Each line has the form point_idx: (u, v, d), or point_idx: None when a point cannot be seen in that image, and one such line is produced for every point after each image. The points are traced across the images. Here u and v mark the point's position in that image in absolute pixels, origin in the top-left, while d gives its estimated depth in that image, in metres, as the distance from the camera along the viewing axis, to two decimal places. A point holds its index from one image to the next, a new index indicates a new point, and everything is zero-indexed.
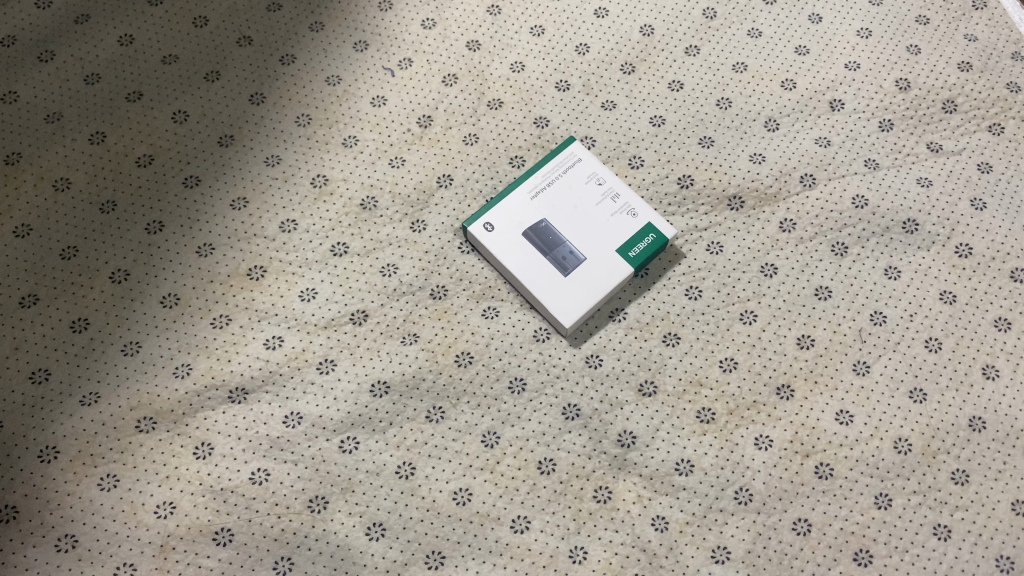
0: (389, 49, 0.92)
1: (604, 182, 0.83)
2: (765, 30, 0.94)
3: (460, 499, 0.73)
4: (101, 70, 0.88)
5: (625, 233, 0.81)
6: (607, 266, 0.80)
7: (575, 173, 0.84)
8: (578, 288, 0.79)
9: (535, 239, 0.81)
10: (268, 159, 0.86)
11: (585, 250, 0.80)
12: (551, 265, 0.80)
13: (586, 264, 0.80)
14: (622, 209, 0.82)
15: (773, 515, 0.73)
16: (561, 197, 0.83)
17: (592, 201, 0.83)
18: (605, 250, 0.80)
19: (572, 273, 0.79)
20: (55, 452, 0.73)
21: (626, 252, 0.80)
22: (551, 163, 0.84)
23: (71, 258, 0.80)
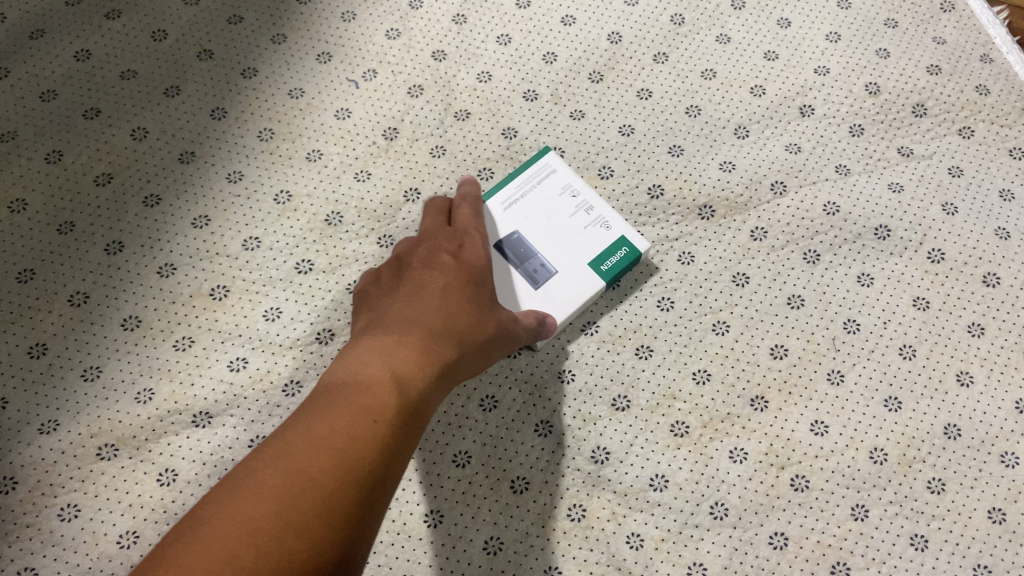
0: (353, 61, 0.91)
1: (578, 194, 0.82)
2: (733, 35, 0.93)
3: (432, 522, 0.72)
4: (57, 88, 0.86)
5: (597, 246, 0.79)
6: (577, 280, 0.78)
7: (547, 184, 0.82)
8: (548, 302, 0.77)
9: (507, 250, 0.79)
10: (230, 175, 0.84)
11: (556, 264, 0.79)
12: (521, 277, 0.78)
13: (556, 278, 0.78)
14: (595, 221, 0.81)
15: (749, 530, 0.72)
16: (533, 209, 0.81)
17: (565, 213, 0.81)
18: (576, 264, 0.79)
19: (543, 286, 0.78)
20: (13, 482, 0.71)
21: (598, 266, 0.79)
22: (523, 174, 0.83)
23: (28, 281, 0.78)
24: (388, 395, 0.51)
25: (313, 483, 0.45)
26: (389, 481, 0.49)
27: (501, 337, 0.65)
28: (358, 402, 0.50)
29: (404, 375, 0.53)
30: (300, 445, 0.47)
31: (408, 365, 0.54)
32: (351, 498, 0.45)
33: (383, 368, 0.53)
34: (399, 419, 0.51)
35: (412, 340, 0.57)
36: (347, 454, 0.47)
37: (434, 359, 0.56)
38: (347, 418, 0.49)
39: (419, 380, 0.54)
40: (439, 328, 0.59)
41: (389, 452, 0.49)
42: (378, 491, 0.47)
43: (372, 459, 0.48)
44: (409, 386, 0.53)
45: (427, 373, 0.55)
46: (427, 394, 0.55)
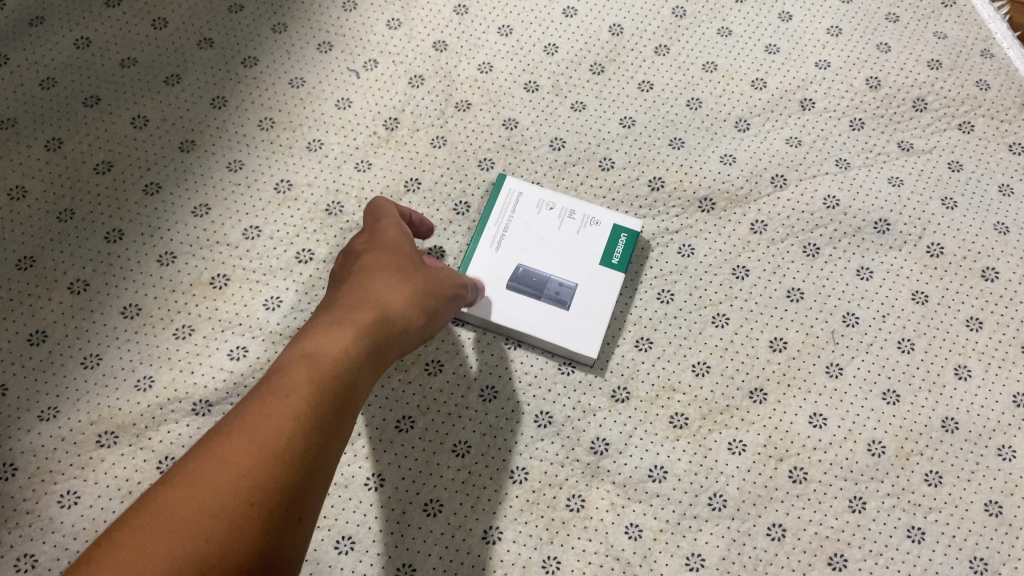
0: (354, 51, 0.90)
1: (556, 205, 0.82)
2: (735, 28, 0.93)
3: (431, 511, 0.72)
4: (57, 75, 0.86)
5: (599, 244, 0.80)
6: (599, 281, 0.79)
7: (523, 208, 0.82)
8: (585, 316, 0.77)
9: (518, 288, 0.79)
10: (231, 164, 0.84)
11: (571, 276, 0.79)
12: (548, 305, 0.78)
13: (580, 289, 0.79)
14: (584, 222, 0.81)
15: (747, 521, 0.72)
16: (522, 237, 0.81)
17: (553, 226, 0.81)
18: (589, 268, 0.79)
19: (572, 305, 0.78)
20: (13, 469, 0.70)
21: (610, 261, 0.80)
22: (494, 210, 0.82)
23: (28, 268, 0.78)
24: (304, 376, 0.53)
25: (226, 472, 0.47)
26: (315, 456, 0.51)
27: (433, 297, 0.67)
28: (272, 390, 0.52)
29: (322, 356, 0.55)
30: (216, 442, 0.49)
31: (327, 345, 0.56)
32: (269, 478, 0.48)
33: (299, 353, 0.56)
34: (317, 397, 0.53)
35: (331, 325, 0.59)
36: (260, 440, 0.49)
37: (357, 336, 0.58)
38: (263, 406, 0.51)
39: (340, 357, 0.56)
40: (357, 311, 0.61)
41: (308, 429, 0.51)
42: (301, 468, 0.50)
43: (288, 438, 0.50)
44: (329, 366, 0.55)
45: (349, 351, 0.57)
46: (352, 367, 0.56)
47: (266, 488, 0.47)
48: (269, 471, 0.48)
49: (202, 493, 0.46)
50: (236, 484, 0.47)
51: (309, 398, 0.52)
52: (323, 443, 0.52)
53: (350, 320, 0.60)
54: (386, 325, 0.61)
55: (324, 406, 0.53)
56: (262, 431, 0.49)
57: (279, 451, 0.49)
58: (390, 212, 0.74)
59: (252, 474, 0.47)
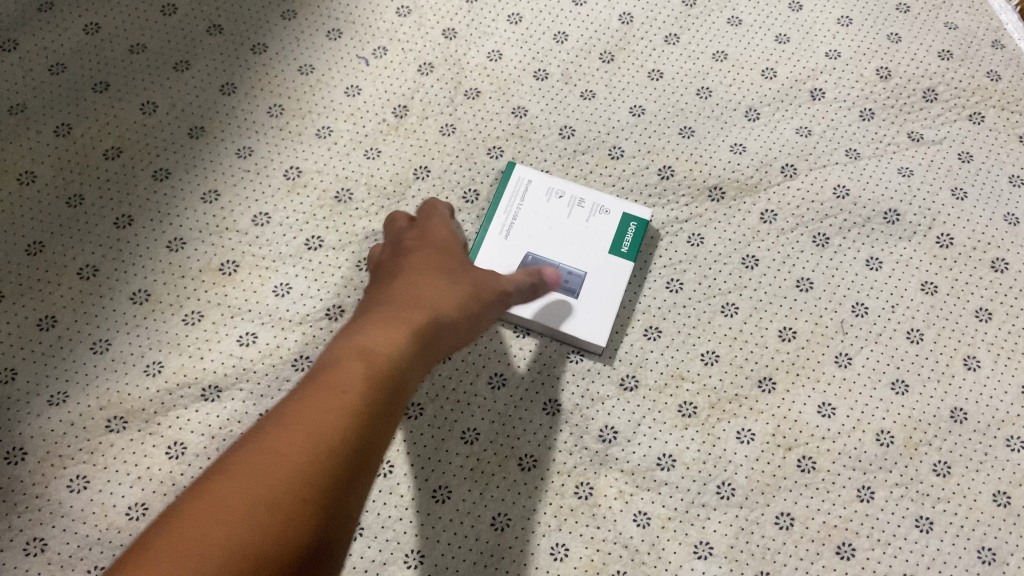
0: (363, 38, 0.90)
1: (565, 194, 0.82)
2: (745, 18, 0.93)
3: (440, 497, 0.72)
4: (66, 60, 0.86)
5: (608, 232, 0.81)
6: (608, 270, 0.79)
7: (532, 197, 0.82)
8: (593, 304, 0.78)
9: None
10: (240, 151, 0.84)
11: (581, 265, 0.79)
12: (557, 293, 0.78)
13: (589, 277, 0.79)
14: (593, 211, 0.82)
15: (755, 510, 0.72)
16: (532, 226, 0.81)
17: (563, 215, 0.81)
18: (598, 257, 0.80)
19: (581, 293, 0.78)
20: (22, 453, 0.71)
21: (619, 249, 0.80)
22: (504, 198, 0.82)
23: (38, 253, 0.78)
24: (357, 373, 0.52)
25: (278, 467, 0.46)
26: (368, 452, 0.50)
27: (483, 296, 0.66)
28: (324, 385, 0.51)
29: (375, 352, 0.54)
30: (268, 435, 0.48)
31: (380, 342, 0.55)
32: (320, 469, 0.47)
33: (352, 349, 0.55)
34: (371, 393, 0.52)
35: (382, 321, 0.58)
36: (313, 436, 0.48)
37: (407, 333, 0.57)
38: (315, 399, 0.50)
39: (393, 355, 0.55)
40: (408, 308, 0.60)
41: (361, 423, 0.50)
42: (355, 464, 0.49)
43: (343, 434, 0.49)
44: (382, 363, 0.54)
45: (401, 347, 0.56)
46: (404, 363, 0.55)
47: (318, 485, 0.46)
48: (322, 468, 0.47)
49: (254, 486, 0.45)
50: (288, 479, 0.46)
51: (362, 394, 0.51)
52: (376, 440, 0.51)
53: (402, 317, 0.59)
54: (437, 322, 0.60)
55: (378, 402, 0.52)
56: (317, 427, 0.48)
57: (334, 447, 0.48)
58: (438, 217, 0.74)
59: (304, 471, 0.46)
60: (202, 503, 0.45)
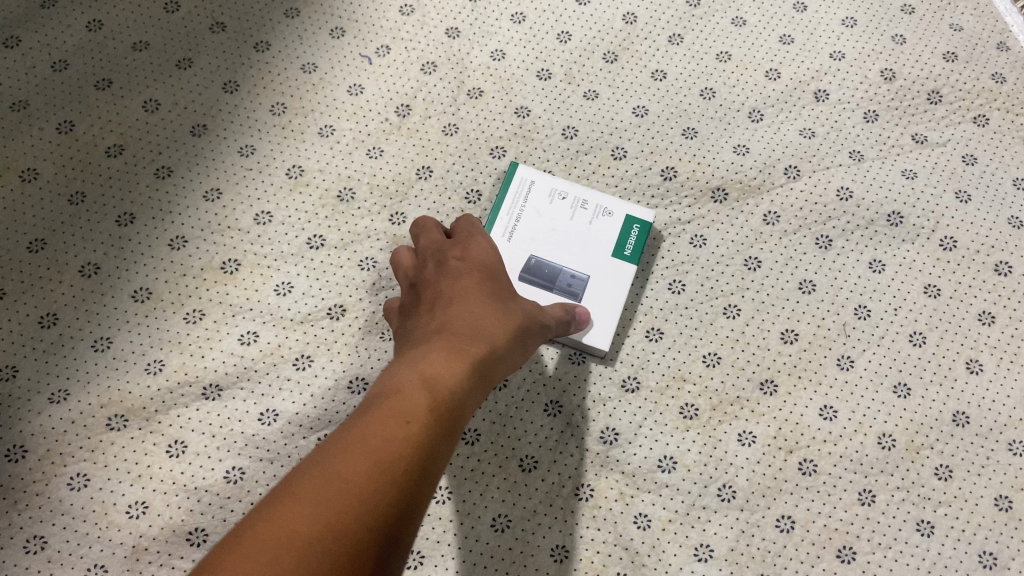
0: (366, 37, 0.90)
1: (567, 194, 0.81)
2: (749, 18, 0.93)
3: (440, 498, 0.72)
4: (69, 57, 0.86)
5: (611, 235, 0.79)
6: (611, 274, 0.78)
7: (535, 197, 0.81)
8: (596, 309, 0.77)
9: (529, 279, 0.77)
10: (242, 149, 0.83)
11: (584, 269, 0.78)
12: (560, 297, 0.77)
13: (592, 282, 0.78)
14: (596, 212, 0.80)
15: (756, 512, 0.72)
16: (534, 228, 0.80)
17: (565, 216, 0.80)
18: (601, 261, 0.79)
19: (584, 298, 0.77)
20: (23, 451, 0.71)
21: (622, 253, 0.79)
22: (506, 199, 0.80)
23: (39, 251, 0.78)
24: (422, 403, 0.51)
25: (352, 495, 0.44)
26: (430, 488, 0.48)
27: (531, 328, 0.65)
28: (390, 411, 0.50)
29: (438, 381, 0.53)
30: (336, 457, 0.46)
31: (442, 369, 0.54)
32: (386, 500, 0.45)
33: (413, 375, 0.53)
34: (433, 425, 0.50)
35: (440, 348, 0.56)
36: (383, 465, 0.46)
37: (467, 363, 0.56)
38: (381, 426, 0.48)
39: (455, 385, 0.53)
40: (467, 335, 0.58)
41: (425, 457, 0.48)
42: (420, 498, 0.47)
43: (408, 463, 0.47)
44: (445, 393, 0.52)
45: (461, 377, 0.55)
46: (463, 395, 0.54)
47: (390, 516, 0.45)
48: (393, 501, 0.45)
49: (324, 511, 0.43)
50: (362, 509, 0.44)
51: (427, 426, 0.50)
52: (437, 475, 0.49)
53: (459, 344, 0.57)
54: (495, 352, 0.59)
55: (442, 435, 0.50)
56: (387, 457, 0.47)
57: (400, 476, 0.46)
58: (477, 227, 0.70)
59: (378, 502, 0.45)
60: (271, 525, 0.42)
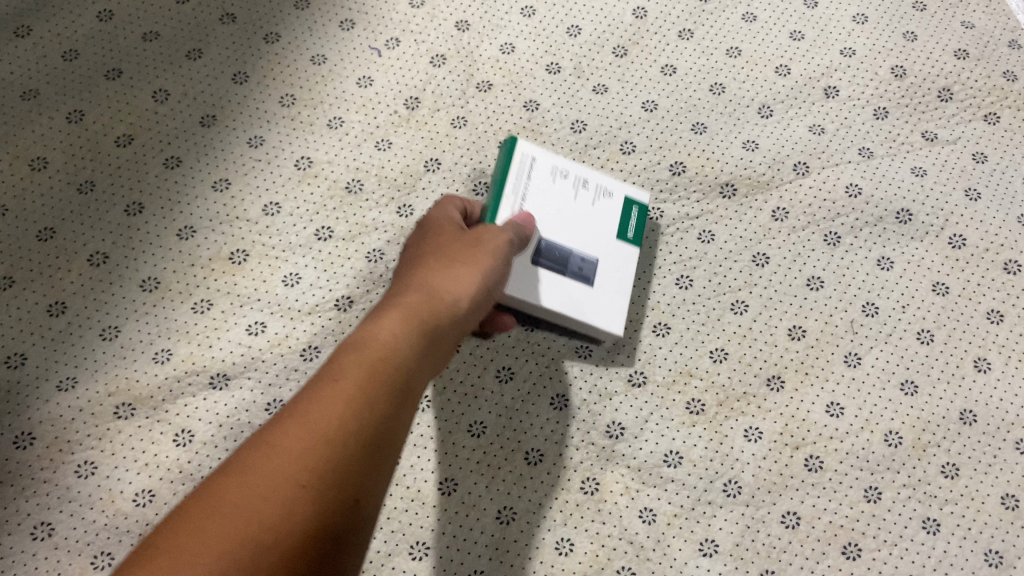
0: (376, 29, 0.90)
1: (568, 173, 0.77)
2: (759, 14, 0.93)
3: (445, 490, 0.72)
4: (79, 47, 0.86)
5: (613, 217, 0.77)
6: (617, 256, 0.76)
7: (537, 175, 0.76)
8: (610, 292, 0.74)
9: (543, 261, 0.72)
10: (252, 140, 0.84)
11: (592, 251, 0.75)
12: (575, 281, 0.73)
13: (601, 264, 0.75)
14: (598, 193, 0.78)
15: (762, 508, 0.72)
16: (541, 207, 0.75)
17: (569, 196, 0.76)
18: (607, 243, 0.76)
19: (598, 281, 0.74)
20: (30, 438, 0.71)
21: (626, 236, 0.77)
22: (510, 176, 0.75)
23: (49, 239, 0.78)
24: (355, 374, 0.50)
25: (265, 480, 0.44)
26: (365, 458, 0.48)
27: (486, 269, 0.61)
28: (322, 386, 0.49)
29: (376, 345, 0.52)
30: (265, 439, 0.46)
31: (381, 332, 0.53)
32: (305, 480, 0.45)
33: (350, 345, 0.52)
34: (364, 394, 0.49)
35: (386, 312, 0.55)
36: (308, 442, 0.46)
37: (413, 321, 0.55)
38: (309, 404, 0.48)
39: (396, 345, 0.53)
40: (410, 295, 0.57)
41: (349, 431, 0.47)
42: (354, 474, 0.47)
43: (328, 441, 0.46)
44: (384, 354, 0.52)
45: (406, 336, 0.54)
46: (403, 356, 0.52)
47: (320, 493, 0.45)
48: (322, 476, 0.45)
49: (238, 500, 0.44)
50: (284, 492, 0.44)
51: (358, 397, 0.49)
52: (374, 443, 0.48)
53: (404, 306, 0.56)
54: (443, 303, 0.57)
55: (384, 399, 0.50)
56: (314, 433, 0.47)
57: (321, 457, 0.46)
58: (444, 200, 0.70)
59: (303, 482, 0.45)
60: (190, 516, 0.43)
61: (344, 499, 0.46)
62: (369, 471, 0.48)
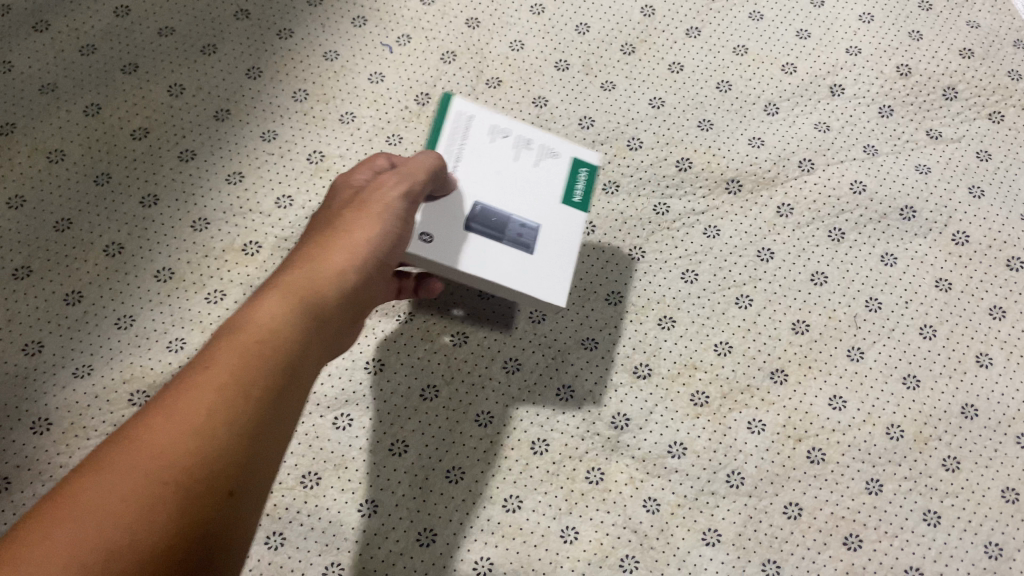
0: (388, 26, 0.92)
1: (510, 134, 0.74)
2: (766, 13, 0.94)
3: (453, 478, 0.73)
4: (96, 42, 0.88)
5: (559, 180, 0.73)
6: (561, 220, 0.71)
7: (474, 136, 0.72)
8: (552, 259, 0.69)
9: (477, 228, 0.68)
10: (265, 134, 0.85)
11: (533, 216, 0.70)
12: (513, 247, 0.68)
13: (544, 230, 0.70)
14: (542, 153, 0.74)
15: (764, 499, 0.73)
16: (477, 167, 0.71)
17: (509, 157, 0.72)
18: (551, 207, 0.71)
19: (539, 248, 0.69)
20: (47, 423, 0.72)
21: (573, 199, 0.72)
22: (443, 135, 0.72)
23: (65, 230, 0.79)
24: (231, 359, 0.46)
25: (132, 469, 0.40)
26: (247, 451, 0.44)
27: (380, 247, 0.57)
28: (195, 376, 0.45)
29: (252, 327, 0.48)
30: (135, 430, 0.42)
31: (258, 313, 0.49)
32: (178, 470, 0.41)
33: (230, 329, 0.48)
34: (240, 381, 0.45)
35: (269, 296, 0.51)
36: (173, 434, 0.42)
37: (296, 301, 0.51)
38: (183, 392, 0.44)
39: (277, 326, 0.49)
40: (291, 276, 0.53)
41: (225, 421, 0.43)
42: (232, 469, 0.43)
43: (200, 428, 0.43)
44: (262, 337, 0.48)
45: (289, 316, 0.50)
46: (286, 342, 0.49)
47: (195, 480, 0.41)
48: (189, 466, 0.41)
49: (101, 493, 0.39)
50: (144, 489, 0.40)
51: (233, 384, 0.45)
52: (254, 435, 0.45)
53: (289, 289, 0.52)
54: (327, 288, 0.53)
55: (263, 381, 0.46)
56: (178, 425, 0.42)
57: (193, 447, 0.42)
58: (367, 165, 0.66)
59: (177, 471, 0.41)
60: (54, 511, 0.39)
61: (215, 490, 0.42)
62: (247, 462, 0.44)
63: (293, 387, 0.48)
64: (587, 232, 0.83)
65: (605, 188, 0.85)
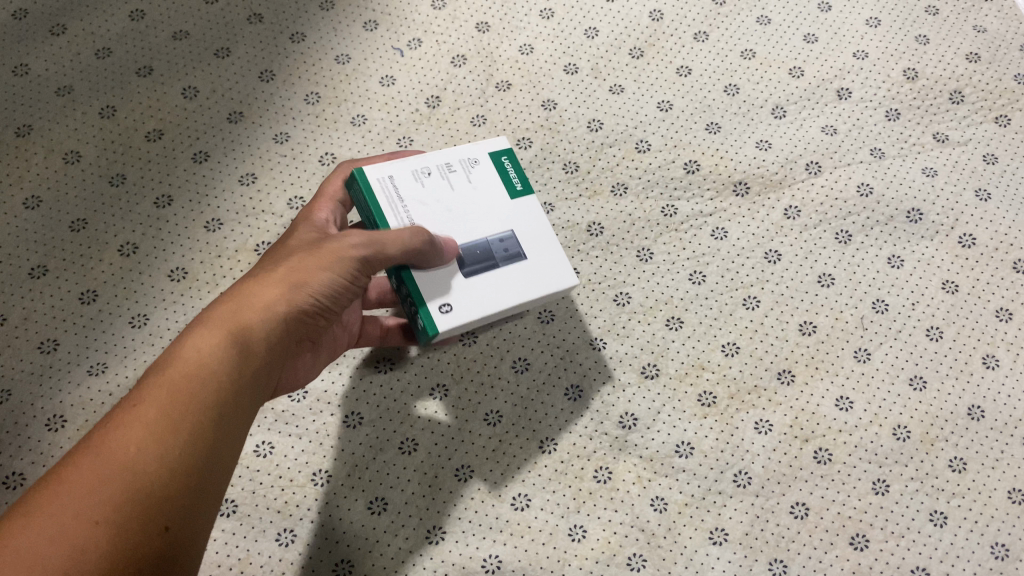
0: (398, 30, 0.93)
1: (430, 169, 0.68)
2: (774, 17, 0.95)
3: (462, 476, 0.74)
4: (112, 45, 0.89)
5: (494, 180, 0.70)
6: (523, 213, 0.69)
7: (406, 189, 0.67)
8: (544, 251, 0.67)
9: (467, 270, 0.65)
10: (276, 136, 0.86)
11: (502, 227, 0.67)
12: (511, 265, 0.66)
13: (519, 232, 0.68)
14: (465, 167, 0.70)
15: (771, 499, 0.73)
16: (432, 218, 0.66)
17: (446, 189, 0.68)
18: (505, 209, 0.69)
19: (529, 248, 0.67)
20: (62, 420, 0.73)
21: (516, 189, 0.70)
22: (382, 207, 0.65)
23: (81, 230, 0.81)
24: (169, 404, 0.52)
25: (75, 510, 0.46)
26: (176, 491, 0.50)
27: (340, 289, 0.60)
28: (134, 419, 0.50)
29: (192, 370, 0.53)
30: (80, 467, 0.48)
31: (192, 353, 0.54)
32: (113, 510, 0.47)
33: (176, 366, 0.53)
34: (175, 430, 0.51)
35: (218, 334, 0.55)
36: (107, 484, 0.48)
37: (238, 344, 0.55)
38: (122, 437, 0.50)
39: (215, 373, 0.54)
40: (241, 308, 0.57)
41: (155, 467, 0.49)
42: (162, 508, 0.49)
43: (135, 473, 0.49)
44: (190, 371, 0.53)
45: (228, 357, 0.55)
46: (220, 383, 0.54)
47: (126, 522, 0.47)
48: (122, 505, 0.47)
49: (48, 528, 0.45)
50: (80, 532, 0.46)
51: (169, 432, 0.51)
52: (183, 476, 0.50)
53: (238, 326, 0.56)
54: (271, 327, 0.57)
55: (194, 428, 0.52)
56: (109, 465, 0.48)
57: (128, 492, 0.48)
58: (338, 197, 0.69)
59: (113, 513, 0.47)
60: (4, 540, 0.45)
61: (147, 528, 0.48)
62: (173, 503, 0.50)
63: (227, 420, 0.54)
64: (595, 233, 0.84)
65: (614, 190, 0.85)
